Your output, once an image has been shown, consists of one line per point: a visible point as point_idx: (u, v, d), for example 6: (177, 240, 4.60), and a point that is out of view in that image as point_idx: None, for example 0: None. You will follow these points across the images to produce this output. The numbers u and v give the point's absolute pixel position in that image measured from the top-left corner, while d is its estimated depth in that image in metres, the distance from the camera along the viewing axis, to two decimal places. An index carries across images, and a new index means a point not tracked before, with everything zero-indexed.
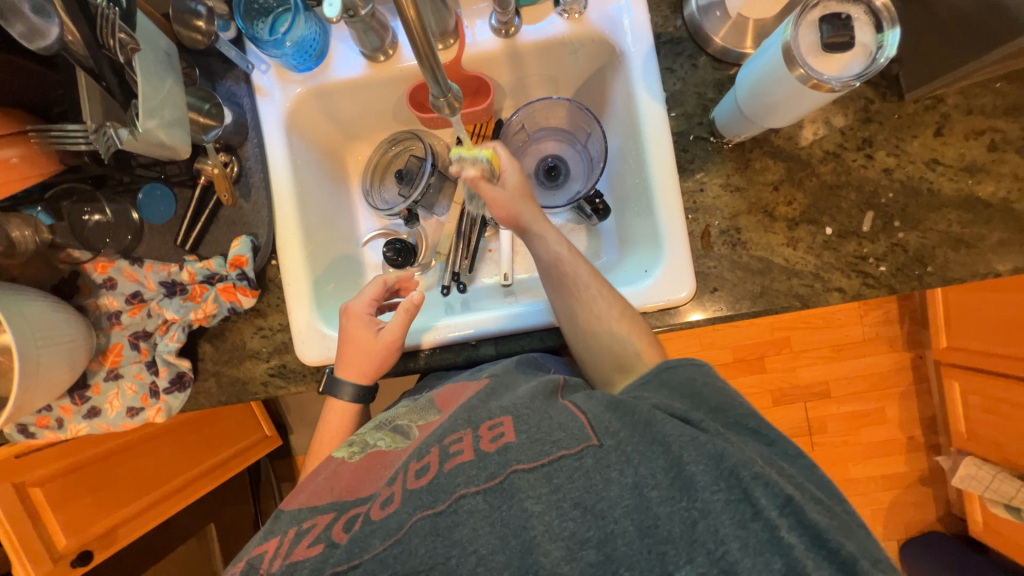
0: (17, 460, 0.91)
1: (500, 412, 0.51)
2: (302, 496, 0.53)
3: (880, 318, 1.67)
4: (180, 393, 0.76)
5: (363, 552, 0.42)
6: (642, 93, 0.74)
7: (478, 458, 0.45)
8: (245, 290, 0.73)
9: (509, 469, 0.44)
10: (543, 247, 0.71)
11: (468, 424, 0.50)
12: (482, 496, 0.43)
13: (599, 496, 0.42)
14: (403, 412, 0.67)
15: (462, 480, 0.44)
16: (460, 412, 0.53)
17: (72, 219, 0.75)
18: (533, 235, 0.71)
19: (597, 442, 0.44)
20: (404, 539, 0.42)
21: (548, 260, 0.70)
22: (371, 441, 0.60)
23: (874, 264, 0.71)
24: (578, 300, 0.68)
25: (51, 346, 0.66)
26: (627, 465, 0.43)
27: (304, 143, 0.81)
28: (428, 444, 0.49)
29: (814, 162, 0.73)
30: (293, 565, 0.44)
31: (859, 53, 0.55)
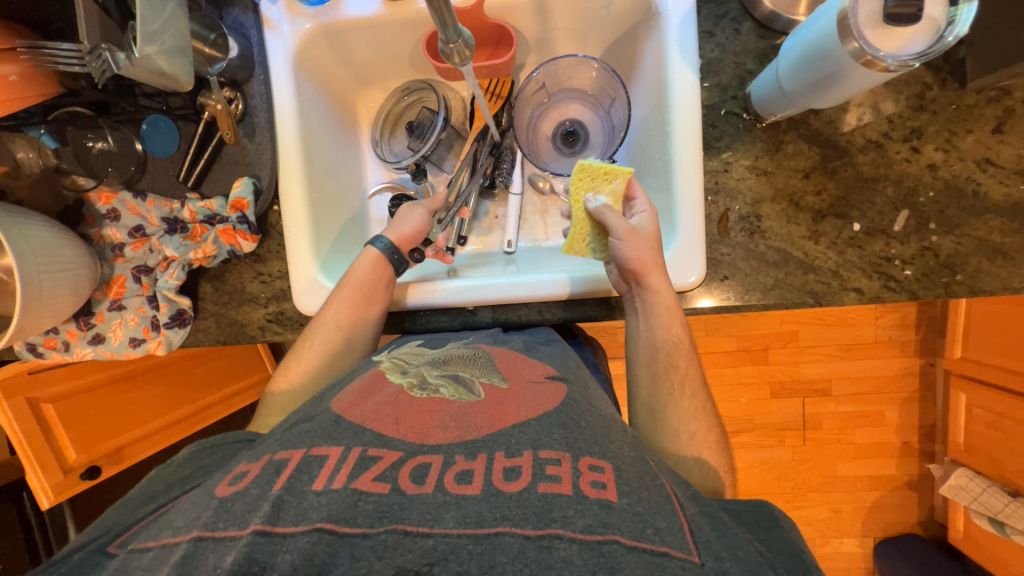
0: (29, 376, 0.96)
1: (602, 456, 0.47)
2: (365, 409, 0.53)
3: (895, 322, 1.62)
4: (180, 329, 0.77)
5: (434, 525, 0.40)
6: (676, 59, 0.68)
7: (576, 497, 0.42)
8: (245, 234, 0.72)
9: (610, 535, 0.40)
10: (659, 325, 0.66)
11: (568, 447, 0.48)
12: (577, 547, 0.39)
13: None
14: (457, 358, 0.64)
15: (559, 515, 0.41)
16: (557, 426, 0.50)
17: (76, 144, 0.74)
18: (651, 306, 0.66)
19: (699, 560, 0.40)
20: (491, 544, 0.39)
21: (658, 341, 0.67)
22: (431, 381, 0.58)
23: (899, 267, 0.67)
24: (666, 373, 0.66)
25: (54, 273, 0.66)
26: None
27: (313, 84, 0.77)
28: (522, 445, 0.48)
29: (853, 151, 0.67)
30: (357, 492, 0.43)
31: (925, 28, 0.48)
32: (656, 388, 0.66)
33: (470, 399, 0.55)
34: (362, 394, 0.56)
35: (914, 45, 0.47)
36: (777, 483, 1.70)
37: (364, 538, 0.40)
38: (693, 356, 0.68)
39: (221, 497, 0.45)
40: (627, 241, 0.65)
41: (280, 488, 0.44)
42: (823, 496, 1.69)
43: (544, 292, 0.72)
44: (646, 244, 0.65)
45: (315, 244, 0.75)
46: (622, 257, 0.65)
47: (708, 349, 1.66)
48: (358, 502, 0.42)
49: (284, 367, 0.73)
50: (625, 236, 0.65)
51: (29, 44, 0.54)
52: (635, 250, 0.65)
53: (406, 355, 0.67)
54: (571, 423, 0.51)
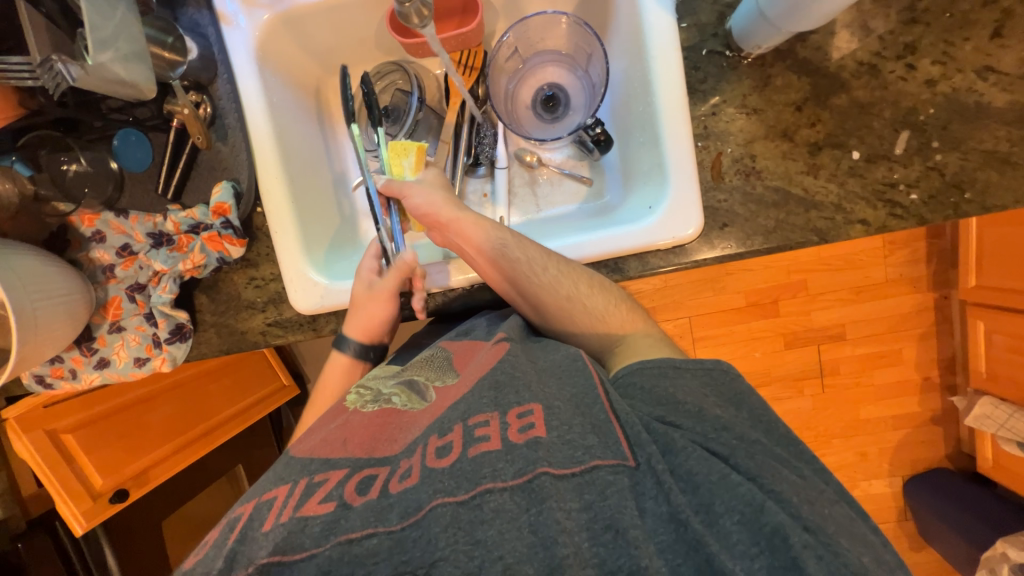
0: (44, 409, 0.96)
1: (530, 399, 0.52)
2: (312, 442, 0.55)
3: (905, 258, 1.59)
4: (182, 343, 0.77)
5: (380, 524, 0.44)
6: (650, 2, 0.65)
7: (506, 449, 0.47)
8: (232, 239, 0.71)
9: (538, 470, 0.46)
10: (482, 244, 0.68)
11: (497, 406, 0.52)
12: (509, 495, 0.45)
13: (631, 523, 0.44)
14: (417, 362, 0.66)
15: (487, 472, 0.46)
16: (488, 388, 0.54)
17: (52, 170, 0.73)
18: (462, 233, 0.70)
19: (632, 461, 0.47)
20: (426, 523, 0.44)
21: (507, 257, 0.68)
22: (384, 393, 0.61)
23: (905, 192, 0.65)
24: (576, 296, 0.66)
25: (47, 300, 0.66)
26: (658, 493, 0.45)
27: (280, 78, 0.75)
28: (451, 421, 0.51)
29: (846, 76, 0.64)
30: (303, 518, 0.45)
31: None
32: (577, 316, 0.67)
33: (421, 406, 0.57)
34: (320, 423, 0.60)
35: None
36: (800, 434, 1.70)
37: (312, 557, 0.43)
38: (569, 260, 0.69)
39: (183, 571, 0.47)
40: (409, 188, 0.72)
41: (234, 540, 0.46)
42: (847, 441, 1.69)
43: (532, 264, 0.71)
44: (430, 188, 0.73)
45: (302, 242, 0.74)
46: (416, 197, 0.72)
47: (716, 308, 1.64)
48: (305, 527, 0.45)
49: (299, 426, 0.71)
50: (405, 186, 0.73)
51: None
52: (419, 190, 0.72)
53: (376, 373, 0.68)
54: (562, 394, 0.53)
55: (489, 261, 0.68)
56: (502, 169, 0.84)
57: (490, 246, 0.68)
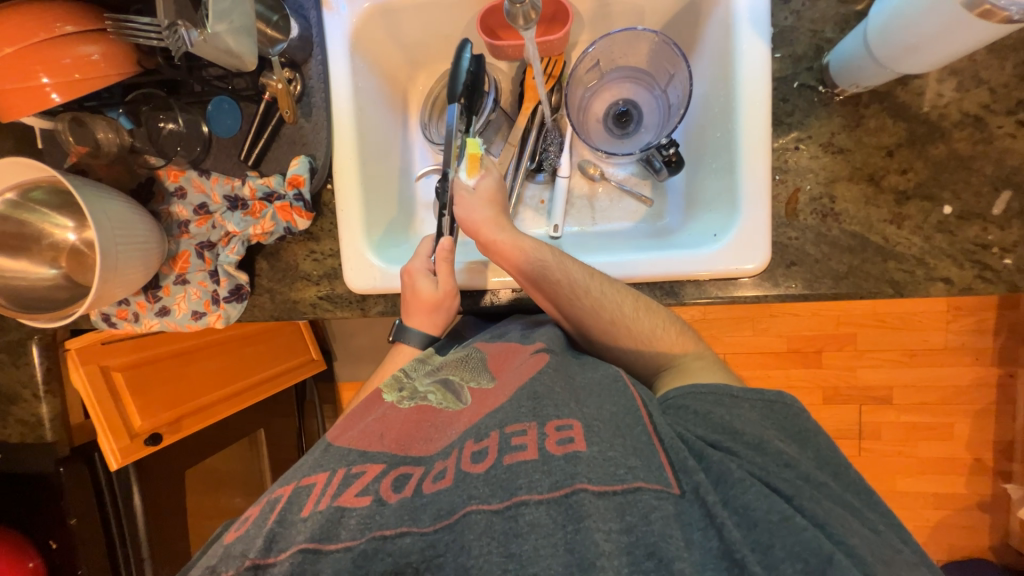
0: (103, 345, 1.04)
1: (569, 415, 0.51)
2: (351, 434, 0.55)
3: (971, 327, 1.48)
4: (237, 303, 0.80)
5: (413, 523, 0.45)
6: (746, 29, 0.63)
7: (542, 460, 0.47)
8: (301, 211, 0.74)
9: (577, 486, 0.45)
10: (523, 261, 0.68)
11: (534, 417, 0.51)
12: (545, 509, 0.45)
13: (677, 553, 0.43)
14: (451, 361, 0.65)
15: (524, 484, 0.46)
16: (526, 399, 0.53)
17: (149, 126, 0.78)
18: (502, 250, 0.70)
19: (677, 490, 0.46)
20: (459, 528, 0.45)
21: (538, 273, 0.67)
22: (421, 390, 0.60)
23: (997, 256, 0.60)
24: (621, 319, 0.65)
25: (128, 245, 0.70)
26: (709, 525, 0.44)
27: (368, 65, 0.78)
28: (489, 427, 0.51)
29: (948, 126, 0.61)
30: (341, 509, 0.47)
31: None
32: (621, 339, 0.66)
33: (456, 407, 0.56)
34: (356, 417, 0.59)
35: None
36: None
37: (347, 550, 0.45)
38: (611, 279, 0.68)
39: (226, 544, 0.49)
40: (457, 202, 0.74)
41: (274, 522, 0.48)
42: None
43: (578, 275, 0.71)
44: (477, 200, 0.74)
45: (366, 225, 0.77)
46: (461, 209, 0.74)
47: (754, 349, 1.58)
48: (342, 518, 0.46)
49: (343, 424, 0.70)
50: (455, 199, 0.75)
51: (114, 22, 0.58)
52: (463, 206, 0.74)
53: (412, 363, 0.67)
54: (601, 412, 0.52)
55: (529, 279, 0.68)
56: (564, 178, 0.83)
57: (528, 266, 0.68)
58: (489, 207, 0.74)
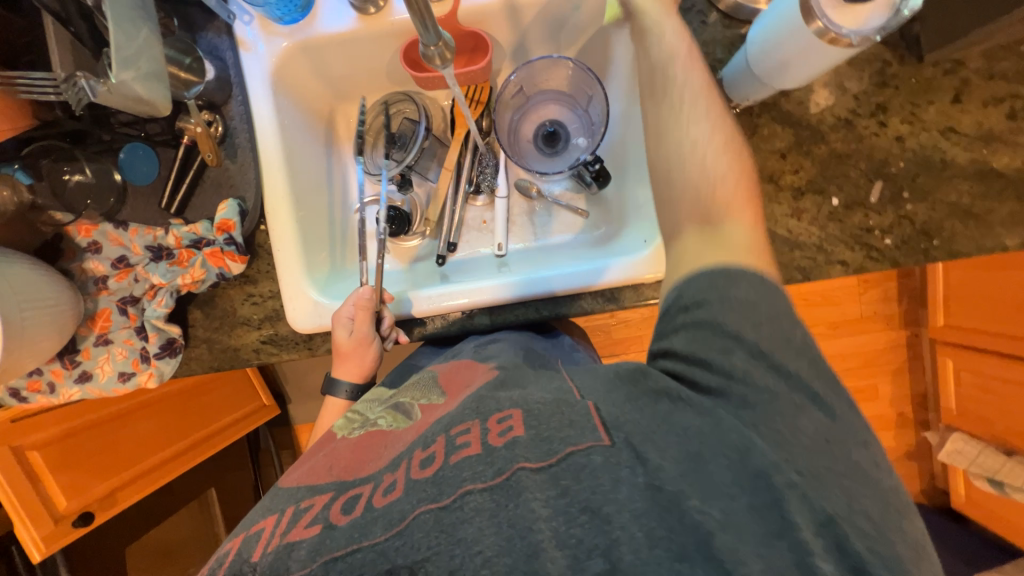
0: (13, 424, 0.91)
1: (510, 404, 0.49)
2: (298, 474, 0.55)
3: (878, 297, 1.66)
4: (171, 358, 0.75)
5: (363, 538, 0.42)
6: None
7: (485, 453, 0.45)
8: (233, 255, 0.71)
9: (516, 465, 0.43)
10: (695, 161, 0.51)
11: (477, 414, 0.49)
12: (488, 495, 0.42)
13: (607, 499, 0.41)
14: (405, 387, 0.67)
15: (468, 476, 0.43)
16: (471, 402, 0.52)
17: (52, 179, 0.72)
18: (699, 137, 0.52)
19: (608, 441, 0.43)
20: (408, 532, 0.42)
21: (700, 176, 0.51)
22: (372, 418, 0.61)
23: (879, 237, 0.70)
24: (764, 319, 0.45)
25: (35, 310, 0.64)
26: (637, 463, 0.42)
27: (293, 103, 0.77)
28: (434, 433, 0.49)
29: (825, 129, 0.70)
30: (290, 544, 0.44)
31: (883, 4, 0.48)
32: (740, 316, 0.46)
33: (405, 424, 0.56)
34: (308, 454, 0.59)
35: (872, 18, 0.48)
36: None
37: None
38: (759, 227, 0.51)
39: None
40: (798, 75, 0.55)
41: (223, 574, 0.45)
42: None
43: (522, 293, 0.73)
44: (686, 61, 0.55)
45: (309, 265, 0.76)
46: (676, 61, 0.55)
47: None
48: (292, 553, 0.43)
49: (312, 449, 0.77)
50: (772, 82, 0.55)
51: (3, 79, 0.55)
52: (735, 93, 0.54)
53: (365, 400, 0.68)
54: (545, 396, 0.50)
55: (688, 185, 0.51)
56: (502, 199, 0.88)
57: (701, 174, 0.51)
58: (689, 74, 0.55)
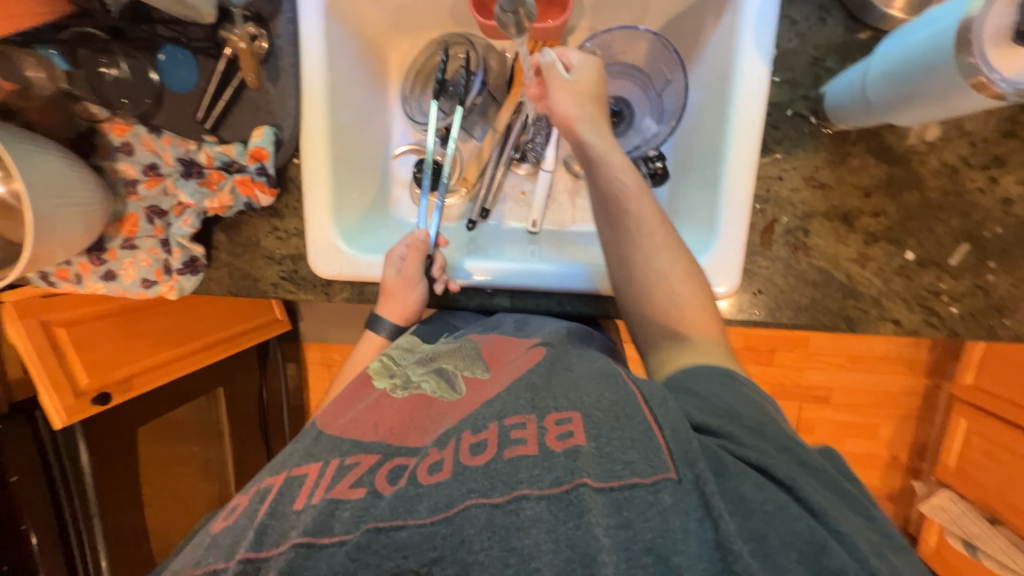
0: (42, 299, 0.98)
1: (568, 406, 0.47)
2: (344, 421, 0.55)
3: (910, 340, 1.59)
4: (192, 276, 0.76)
5: (407, 516, 0.42)
6: (748, 47, 0.60)
7: (541, 456, 0.43)
8: (263, 187, 0.69)
9: (578, 480, 0.41)
10: (606, 177, 0.60)
11: (534, 409, 0.48)
12: (545, 504, 0.41)
13: (676, 548, 0.38)
14: (445, 352, 0.67)
15: (525, 477, 0.42)
16: (524, 390, 0.51)
17: (89, 69, 0.69)
18: (596, 159, 0.60)
19: (676, 475, 0.41)
20: (457, 522, 0.41)
21: (608, 192, 0.60)
22: (414, 380, 0.61)
23: (945, 303, 0.64)
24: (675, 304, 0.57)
25: (65, 207, 0.64)
26: (705, 515, 0.39)
27: (345, 29, 0.71)
28: (487, 419, 0.48)
29: (924, 173, 0.61)
30: (335, 502, 0.45)
31: None
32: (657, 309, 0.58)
33: (451, 396, 0.56)
34: (345, 404, 0.59)
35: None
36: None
37: (341, 544, 0.42)
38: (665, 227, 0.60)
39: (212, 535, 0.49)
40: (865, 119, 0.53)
41: (263, 514, 0.46)
42: None
43: (557, 281, 0.71)
44: (575, 96, 0.63)
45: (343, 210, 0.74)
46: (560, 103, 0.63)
47: None
48: (335, 512, 0.44)
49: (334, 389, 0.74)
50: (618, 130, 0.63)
51: None
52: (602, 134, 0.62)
53: (399, 348, 0.69)
54: (600, 401, 0.47)
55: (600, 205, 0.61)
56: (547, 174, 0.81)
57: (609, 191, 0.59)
58: (589, 105, 0.63)
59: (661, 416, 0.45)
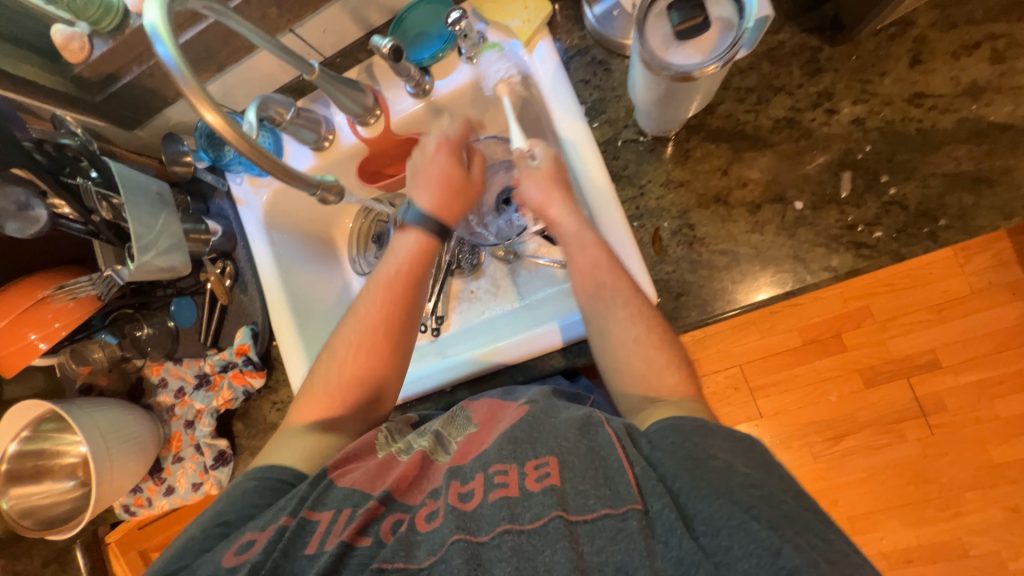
0: (138, 531, 1.13)
1: (546, 451, 0.49)
2: (348, 478, 0.55)
3: None
4: (225, 467, 0.89)
5: (408, 562, 0.45)
6: (561, 114, 0.70)
7: (522, 497, 0.46)
8: (252, 372, 0.85)
9: (553, 513, 0.43)
10: (577, 249, 0.64)
11: (514, 457, 0.50)
12: (524, 538, 0.43)
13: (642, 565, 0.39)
14: (439, 422, 0.65)
15: (507, 516, 0.45)
16: (506, 442, 0.52)
17: (131, 336, 0.93)
18: (567, 236, 0.66)
19: (643, 506, 0.42)
20: (446, 560, 0.44)
21: (583, 261, 0.63)
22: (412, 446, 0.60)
23: (866, 232, 0.61)
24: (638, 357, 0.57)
25: (120, 445, 0.81)
26: (670, 535, 0.40)
27: (286, 233, 0.91)
28: (473, 469, 0.51)
29: (765, 134, 0.64)
30: (348, 549, 0.47)
31: (724, 21, 0.45)
32: (632, 365, 0.57)
33: (446, 456, 0.57)
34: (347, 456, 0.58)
35: (721, 41, 0.45)
36: (932, 525, 1.19)
37: None
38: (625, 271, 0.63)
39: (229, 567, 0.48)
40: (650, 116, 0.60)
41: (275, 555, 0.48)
42: None
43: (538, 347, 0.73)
44: (542, 184, 0.68)
45: (392, 273, 0.70)
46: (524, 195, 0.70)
47: None
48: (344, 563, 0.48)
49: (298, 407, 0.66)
50: (531, 179, 0.69)
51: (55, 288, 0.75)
52: (542, 188, 0.68)
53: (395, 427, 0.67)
54: (578, 443, 0.49)
55: (579, 271, 0.64)
56: (490, 264, 0.99)
57: (584, 256, 0.63)
58: (557, 189, 0.68)
59: (604, 449, 0.47)
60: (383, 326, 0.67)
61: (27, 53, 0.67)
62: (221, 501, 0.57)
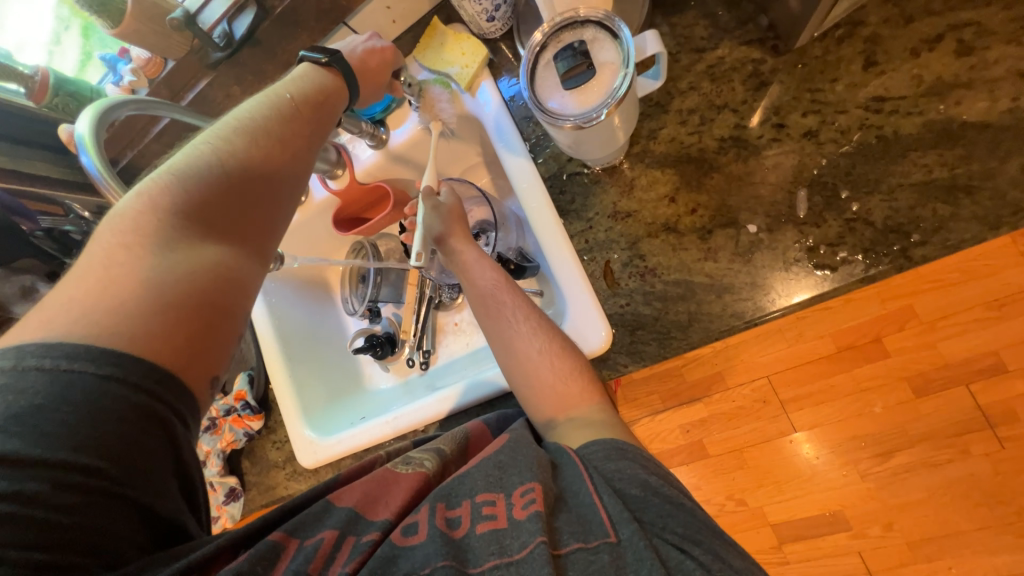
0: None
1: (531, 475, 0.42)
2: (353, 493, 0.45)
3: None
4: (235, 502, 0.94)
5: None
6: (505, 154, 0.69)
7: (512, 526, 0.39)
8: (250, 416, 0.92)
9: (538, 539, 0.37)
10: (476, 276, 0.63)
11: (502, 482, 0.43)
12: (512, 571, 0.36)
13: None
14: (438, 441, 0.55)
15: (498, 548, 0.38)
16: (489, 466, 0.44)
17: None
18: (465, 263, 0.65)
19: (615, 539, 0.38)
20: None
21: (482, 287, 0.62)
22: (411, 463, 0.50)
23: (829, 253, 0.56)
24: (545, 384, 0.56)
25: None
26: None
27: (278, 282, 0.97)
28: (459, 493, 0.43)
29: (711, 156, 0.61)
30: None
31: (611, 69, 0.49)
32: (538, 389, 0.56)
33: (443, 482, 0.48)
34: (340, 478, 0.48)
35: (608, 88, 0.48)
36: None
37: None
38: (520, 289, 0.63)
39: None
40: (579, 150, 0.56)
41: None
42: None
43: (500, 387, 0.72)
44: (444, 215, 0.67)
45: (274, 136, 0.48)
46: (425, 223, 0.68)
47: None
48: None
49: (73, 277, 0.38)
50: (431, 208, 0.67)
51: None
52: (441, 217, 0.67)
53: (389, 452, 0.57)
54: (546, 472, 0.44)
55: (477, 297, 0.62)
56: None
57: (482, 283, 0.63)
58: (455, 218, 0.68)
59: (575, 486, 0.43)
60: (251, 198, 0.46)
61: (39, 151, 0.75)
62: (47, 392, 0.34)
